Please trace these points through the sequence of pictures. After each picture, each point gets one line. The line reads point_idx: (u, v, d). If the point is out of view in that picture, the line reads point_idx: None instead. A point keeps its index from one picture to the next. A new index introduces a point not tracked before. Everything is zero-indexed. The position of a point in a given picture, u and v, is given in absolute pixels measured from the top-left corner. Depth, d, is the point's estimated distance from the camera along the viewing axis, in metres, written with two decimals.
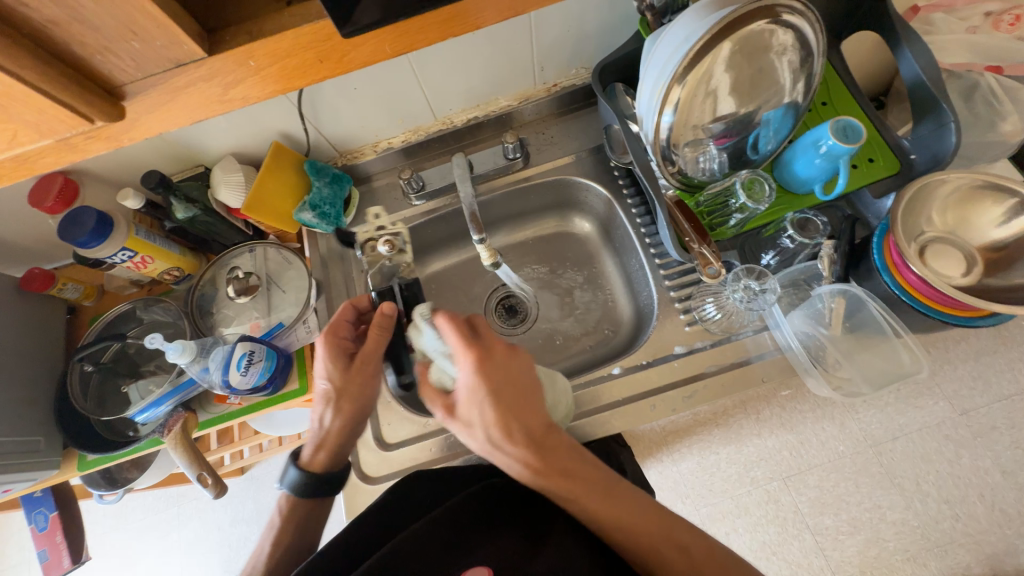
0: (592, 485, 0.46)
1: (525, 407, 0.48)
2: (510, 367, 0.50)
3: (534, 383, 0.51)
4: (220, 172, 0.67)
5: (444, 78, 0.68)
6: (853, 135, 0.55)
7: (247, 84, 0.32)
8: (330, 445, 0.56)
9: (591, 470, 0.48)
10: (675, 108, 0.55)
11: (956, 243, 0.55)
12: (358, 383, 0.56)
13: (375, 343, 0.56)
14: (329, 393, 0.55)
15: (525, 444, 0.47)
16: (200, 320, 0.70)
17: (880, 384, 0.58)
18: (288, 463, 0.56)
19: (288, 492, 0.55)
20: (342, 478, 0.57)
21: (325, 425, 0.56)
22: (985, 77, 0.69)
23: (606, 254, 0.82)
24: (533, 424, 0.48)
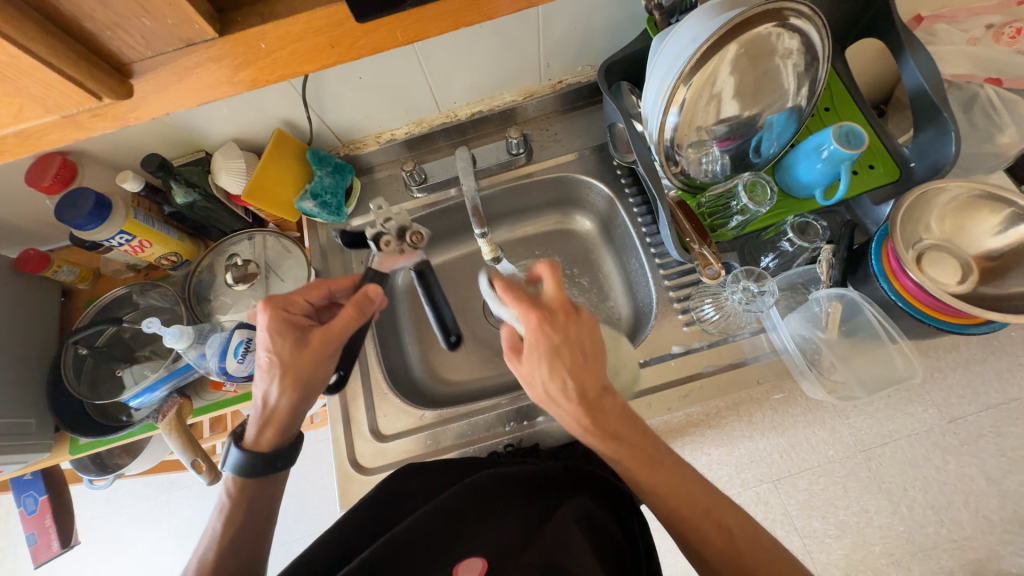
0: (635, 452, 0.47)
1: (578, 366, 0.47)
2: (573, 327, 0.48)
3: (592, 346, 0.48)
4: (221, 158, 0.66)
5: (450, 69, 0.67)
6: (855, 142, 0.56)
7: (256, 67, 0.31)
8: (276, 423, 0.54)
9: (638, 435, 0.48)
10: (680, 108, 0.55)
11: (952, 251, 0.56)
12: (308, 361, 0.53)
13: (342, 322, 0.54)
14: (274, 370, 0.52)
15: (574, 397, 0.47)
16: (197, 306, 0.70)
17: (874, 388, 0.59)
18: (230, 443, 0.54)
19: (233, 474, 0.53)
20: (290, 457, 0.55)
21: (270, 402, 0.53)
22: (985, 89, 0.70)
23: (606, 254, 0.82)
24: (584, 382, 0.47)
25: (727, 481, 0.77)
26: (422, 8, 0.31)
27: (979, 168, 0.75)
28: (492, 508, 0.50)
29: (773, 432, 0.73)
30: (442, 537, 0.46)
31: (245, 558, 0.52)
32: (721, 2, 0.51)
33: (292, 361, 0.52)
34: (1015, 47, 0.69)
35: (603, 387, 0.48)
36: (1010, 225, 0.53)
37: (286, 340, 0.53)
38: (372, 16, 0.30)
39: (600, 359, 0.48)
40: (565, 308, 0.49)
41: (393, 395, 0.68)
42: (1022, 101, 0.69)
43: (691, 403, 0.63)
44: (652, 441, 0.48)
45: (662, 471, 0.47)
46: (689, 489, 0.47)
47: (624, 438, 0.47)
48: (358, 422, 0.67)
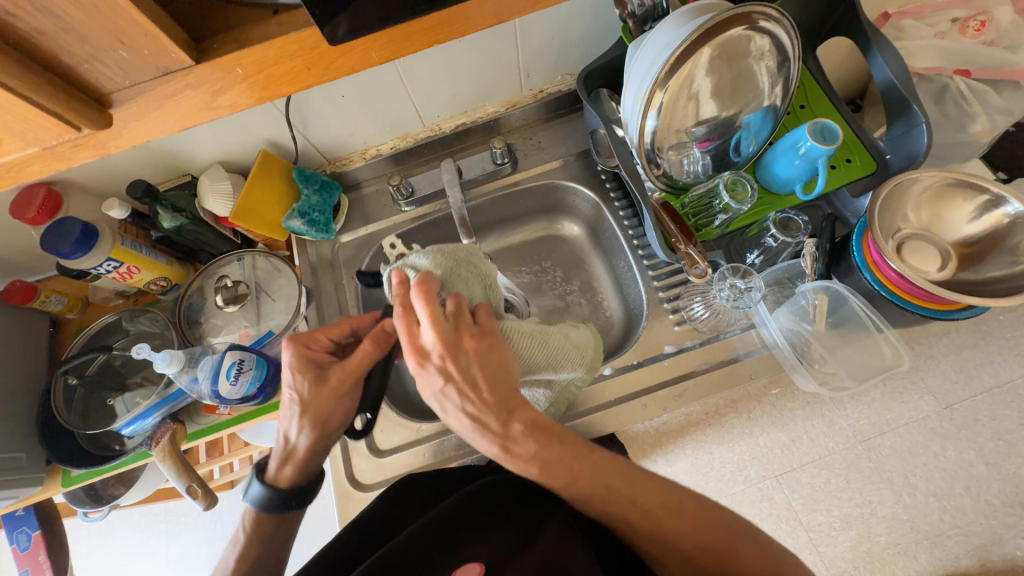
0: (555, 465, 0.44)
1: (471, 401, 0.44)
2: (457, 358, 0.44)
3: (487, 376, 0.44)
4: (208, 180, 0.67)
5: (432, 83, 0.68)
6: (829, 137, 0.57)
7: (235, 92, 0.32)
8: (296, 459, 0.53)
9: (558, 451, 0.44)
10: (658, 111, 0.56)
11: (930, 238, 0.57)
12: (327, 399, 0.52)
13: (360, 359, 0.52)
14: (296, 409, 0.52)
15: (474, 431, 0.44)
16: (188, 330, 0.70)
17: (863, 377, 0.60)
18: (252, 478, 0.54)
19: (252, 509, 0.53)
20: (310, 492, 0.55)
21: (291, 439, 0.53)
22: (954, 80, 0.72)
23: (595, 258, 0.83)
24: (482, 414, 0.44)
25: (729, 479, 0.77)
26: (393, 24, 0.32)
27: (955, 157, 0.77)
28: (492, 515, 0.50)
29: (772, 427, 0.74)
30: (439, 543, 0.46)
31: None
32: (692, 8, 0.53)
33: (312, 401, 0.52)
34: (981, 39, 0.71)
35: (510, 410, 0.44)
36: (984, 211, 0.54)
37: (306, 378, 0.52)
38: (343, 36, 0.31)
39: (498, 388, 0.44)
40: (444, 343, 0.44)
41: (389, 409, 0.67)
42: (990, 91, 0.71)
43: (686, 402, 0.64)
44: (572, 444, 0.45)
45: (586, 471, 0.44)
46: (614, 477, 0.45)
47: (549, 461, 0.44)
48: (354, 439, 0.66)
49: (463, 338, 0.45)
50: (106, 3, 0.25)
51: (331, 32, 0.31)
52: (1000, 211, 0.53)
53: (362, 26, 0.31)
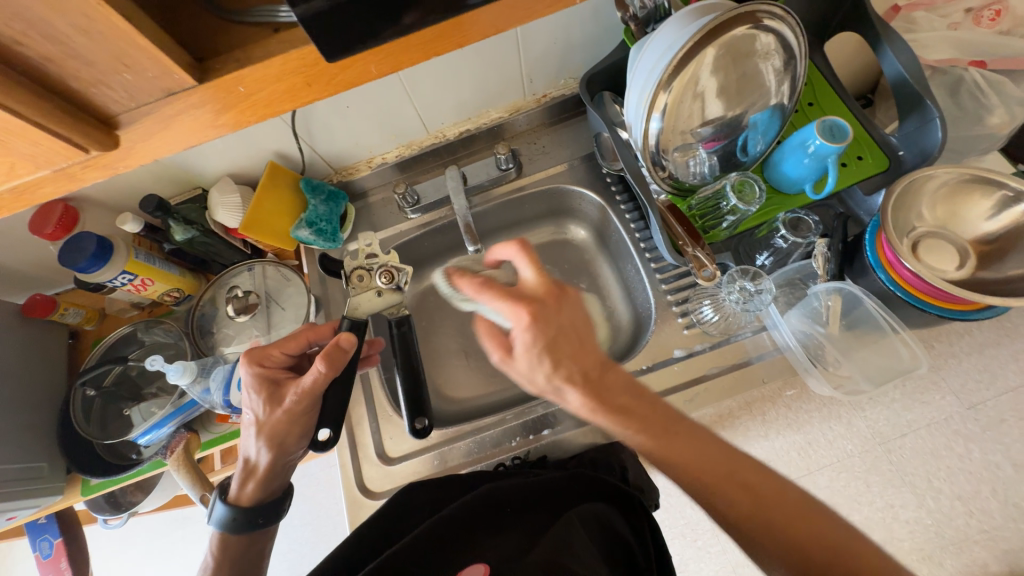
0: (647, 425, 0.44)
1: (577, 353, 0.45)
2: (562, 308, 0.46)
3: (584, 324, 0.47)
4: (217, 194, 0.68)
5: (437, 91, 0.69)
6: (839, 135, 0.57)
7: (236, 110, 0.33)
8: (257, 477, 0.54)
9: (649, 408, 0.45)
10: (662, 113, 0.56)
11: (948, 237, 0.55)
12: (282, 419, 0.52)
13: (310, 378, 0.52)
14: (256, 430, 0.53)
15: (579, 384, 0.44)
16: (200, 340, 0.71)
17: (880, 380, 0.58)
18: (215, 498, 0.55)
19: (217, 530, 0.54)
20: (275, 511, 0.55)
21: (254, 458, 0.53)
22: (969, 72, 0.70)
23: (602, 261, 0.82)
24: (586, 365, 0.45)
25: None
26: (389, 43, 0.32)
27: (972, 150, 0.75)
28: (500, 517, 0.50)
29: (788, 430, 0.73)
30: (447, 542, 0.47)
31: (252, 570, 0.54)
32: (695, 10, 0.53)
33: (272, 422, 0.52)
34: (996, 28, 0.70)
35: (606, 361, 0.46)
36: (1002, 208, 0.52)
37: (263, 398, 0.53)
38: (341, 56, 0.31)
39: (594, 340, 0.46)
40: (551, 291, 0.47)
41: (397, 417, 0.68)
42: (1007, 82, 0.69)
43: (698, 406, 0.63)
44: (664, 409, 0.45)
45: (680, 439, 0.43)
46: (715, 454, 0.43)
47: (643, 418, 0.44)
48: (364, 446, 0.66)
49: (561, 290, 0.47)
50: (109, 29, 0.26)
51: (326, 51, 0.30)
52: (1018, 208, 0.51)
53: (361, 46, 0.31)
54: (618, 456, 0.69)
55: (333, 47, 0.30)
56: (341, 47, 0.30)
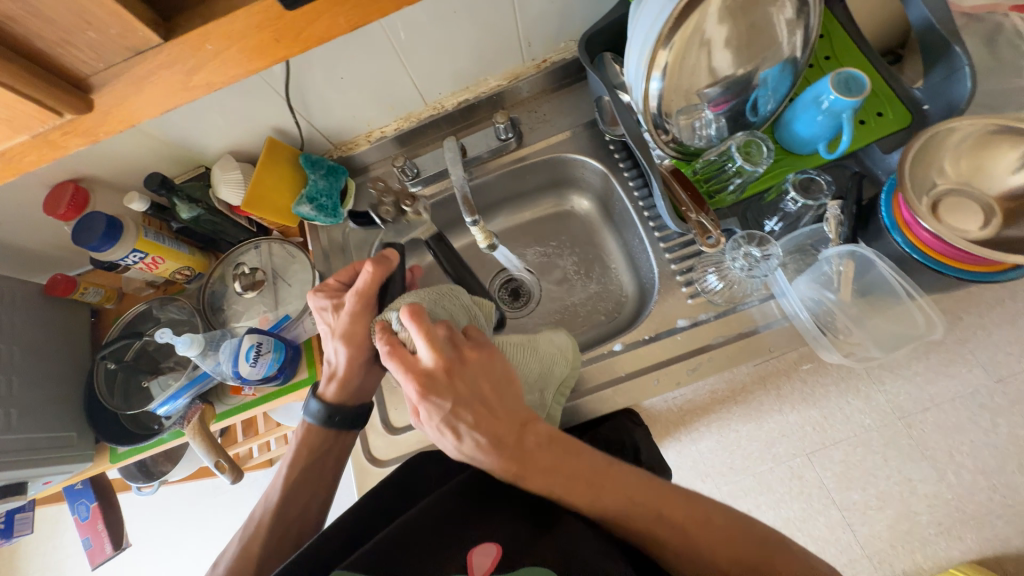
0: (573, 479, 0.45)
1: (483, 418, 0.46)
2: (461, 376, 0.46)
3: (494, 389, 0.47)
4: (219, 171, 0.69)
5: (431, 59, 0.67)
6: (856, 88, 0.53)
7: (208, 70, 0.32)
8: (340, 377, 0.60)
9: (576, 464, 0.46)
10: (663, 72, 0.54)
11: (972, 194, 0.51)
12: (351, 323, 0.58)
13: (368, 282, 0.57)
14: (331, 335, 0.60)
15: (492, 450, 0.45)
16: (212, 316, 0.74)
17: (892, 346, 0.56)
18: (309, 397, 0.62)
19: (310, 421, 0.61)
20: (359, 408, 0.61)
21: (335, 359, 0.60)
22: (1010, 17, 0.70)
23: (606, 232, 0.80)
24: (498, 433, 0.46)
25: (757, 458, 0.75)
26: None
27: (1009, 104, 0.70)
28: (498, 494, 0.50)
29: (803, 405, 0.72)
30: (457, 513, 0.47)
31: (313, 490, 0.61)
32: None
33: (343, 334, 0.58)
34: None
35: (522, 424, 0.47)
36: None
37: (331, 310, 0.60)
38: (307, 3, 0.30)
39: (509, 401, 0.48)
40: (446, 363, 0.45)
41: (401, 388, 0.69)
42: None
43: (701, 377, 0.62)
44: (590, 459, 0.47)
45: (604, 488, 0.45)
46: (671, 499, 0.45)
47: (569, 474, 0.45)
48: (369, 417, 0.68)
49: (464, 355, 0.47)
50: None
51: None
52: None
53: None
54: (630, 434, 0.65)
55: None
56: None
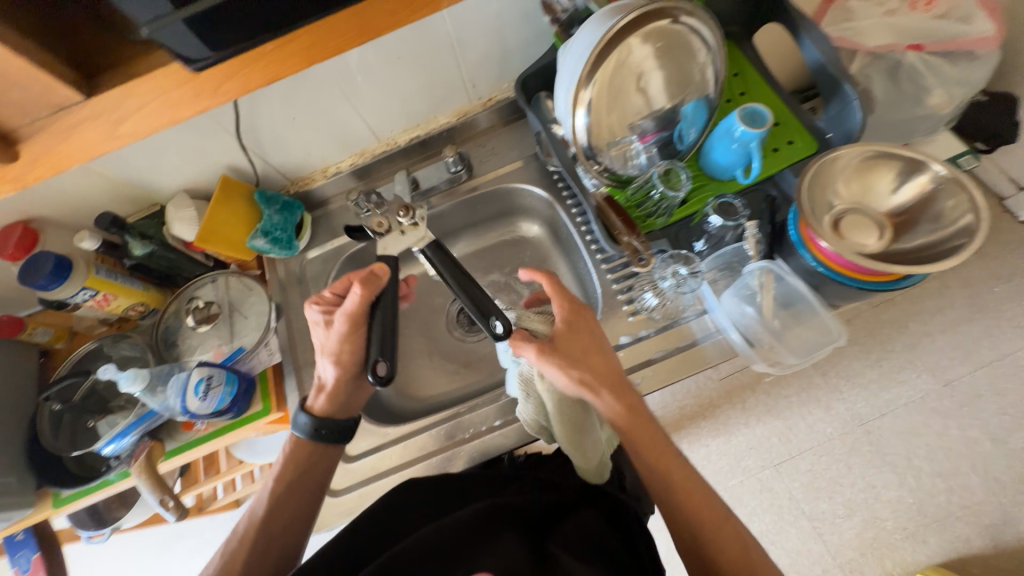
0: (650, 443, 0.53)
1: (592, 355, 0.55)
2: (580, 321, 0.57)
3: (595, 346, 0.56)
4: (173, 209, 0.70)
5: (380, 100, 0.72)
6: (759, 120, 0.60)
7: (131, 121, 0.38)
8: (328, 389, 0.61)
9: (645, 431, 0.53)
10: (587, 109, 0.58)
11: (866, 212, 0.56)
12: (341, 340, 0.59)
13: (358, 300, 0.58)
14: (322, 351, 0.61)
15: (596, 386, 0.54)
16: (165, 352, 0.74)
17: (809, 353, 0.61)
18: (298, 409, 0.62)
19: (296, 434, 0.61)
20: (344, 424, 0.62)
21: (324, 372, 0.61)
22: (907, 55, 0.83)
23: (557, 256, 0.84)
24: (600, 373, 0.54)
25: (727, 471, 0.79)
26: (264, 48, 0.38)
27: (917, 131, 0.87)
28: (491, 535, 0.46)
29: (767, 416, 0.76)
30: (462, 542, 0.45)
31: (299, 510, 0.59)
32: (608, 12, 0.56)
33: (330, 347, 0.60)
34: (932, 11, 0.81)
35: (618, 380, 0.55)
36: (905, 181, 0.55)
37: (322, 328, 0.61)
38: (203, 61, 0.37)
39: (607, 353, 0.56)
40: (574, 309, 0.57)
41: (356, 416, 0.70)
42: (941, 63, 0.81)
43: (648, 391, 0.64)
44: (656, 433, 0.54)
45: (670, 458, 0.53)
46: (692, 488, 0.52)
47: (635, 435, 0.53)
48: None
49: (581, 309, 0.57)
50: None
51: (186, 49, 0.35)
52: (918, 179, 0.54)
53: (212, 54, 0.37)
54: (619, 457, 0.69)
55: (199, 46, 0.35)
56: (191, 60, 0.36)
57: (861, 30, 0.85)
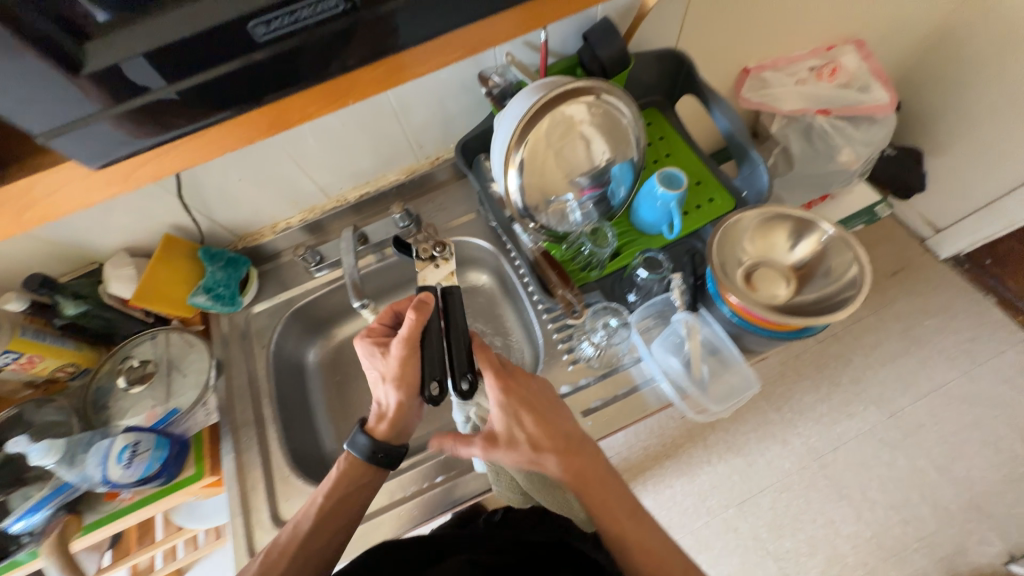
0: (608, 503, 0.56)
1: (540, 424, 0.56)
2: (523, 387, 0.58)
3: (545, 411, 0.57)
4: (110, 267, 0.70)
5: (326, 161, 0.75)
6: (676, 182, 0.65)
7: (37, 207, 0.38)
8: (390, 417, 0.60)
9: (603, 491, 0.56)
10: (518, 171, 0.62)
11: (770, 267, 0.62)
12: (404, 366, 0.58)
13: (413, 326, 0.57)
14: (382, 378, 0.60)
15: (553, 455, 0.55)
16: (93, 415, 0.70)
17: (726, 401, 0.67)
18: (356, 429, 0.60)
19: (352, 453, 0.59)
20: (400, 453, 0.60)
21: (386, 398, 0.60)
22: (817, 119, 1.05)
23: (506, 305, 0.87)
24: (554, 441, 0.56)
25: None
26: (176, 140, 0.38)
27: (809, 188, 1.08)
28: None
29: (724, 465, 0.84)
30: None
31: (339, 527, 0.57)
32: (535, 87, 0.61)
33: (393, 372, 0.58)
34: (834, 81, 1.00)
35: (576, 438, 0.58)
36: (799, 241, 0.61)
37: (380, 356, 0.61)
38: (108, 159, 0.37)
39: (560, 416, 0.58)
40: (511, 377, 0.58)
41: (295, 478, 0.69)
42: (845, 127, 1.05)
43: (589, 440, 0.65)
44: (619, 490, 0.57)
45: (631, 520, 0.55)
46: (653, 543, 0.55)
47: (595, 489, 0.56)
48: (257, 512, 0.67)
49: (516, 373, 0.58)
50: None
51: (88, 153, 0.36)
52: (810, 239, 0.60)
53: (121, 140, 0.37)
54: None
55: (95, 149, 0.36)
56: (104, 152, 0.37)
57: (778, 96, 1.01)
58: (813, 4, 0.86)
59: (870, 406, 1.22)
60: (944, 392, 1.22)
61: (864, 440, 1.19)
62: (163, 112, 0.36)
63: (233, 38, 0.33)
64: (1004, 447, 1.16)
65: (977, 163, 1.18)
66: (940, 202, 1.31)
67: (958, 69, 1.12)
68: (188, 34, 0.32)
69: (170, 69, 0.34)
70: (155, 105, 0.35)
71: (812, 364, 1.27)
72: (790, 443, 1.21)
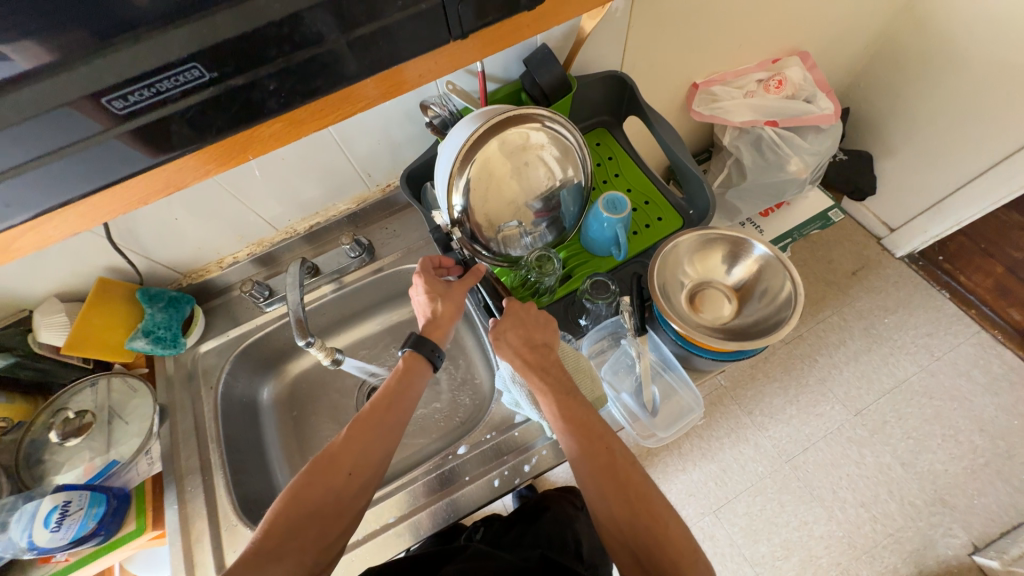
0: (560, 387, 0.56)
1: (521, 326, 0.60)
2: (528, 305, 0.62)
3: (540, 322, 0.61)
4: (39, 316, 0.67)
5: (269, 194, 0.73)
6: (620, 206, 0.66)
7: None
8: (437, 321, 0.62)
9: (556, 380, 0.57)
10: (462, 202, 0.60)
11: (710, 289, 0.63)
12: (457, 291, 0.64)
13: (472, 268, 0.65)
14: (433, 292, 0.63)
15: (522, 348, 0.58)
16: (24, 471, 0.65)
17: (671, 425, 0.68)
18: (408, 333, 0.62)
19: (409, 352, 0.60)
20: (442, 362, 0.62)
21: (434, 308, 0.63)
22: (768, 129, 1.06)
23: (464, 332, 0.86)
24: (532, 339, 0.59)
25: None
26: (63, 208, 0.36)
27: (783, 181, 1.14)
28: None
29: None
30: None
31: (389, 439, 0.56)
32: (472, 117, 0.60)
33: (442, 291, 0.63)
34: (781, 92, 1.02)
35: (539, 341, 0.59)
36: (735, 263, 0.63)
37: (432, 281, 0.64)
38: None
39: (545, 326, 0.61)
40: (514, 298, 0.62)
41: (242, 526, 0.66)
42: (792, 136, 1.07)
43: (542, 468, 0.67)
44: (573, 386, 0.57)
45: (578, 404, 0.55)
46: (595, 429, 0.53)
47: (551, 374, 0.57)
48: (202, 565, 0.64)
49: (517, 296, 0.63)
50: None
51: None
52: (745, 262, 0.62)
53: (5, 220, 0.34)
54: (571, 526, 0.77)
55: None
56: None
57: (728, 109, 1.02)
58: (752, 21, 0.87)
59: (837, 405, 1.25)
60: (904, 388, 1.25)
61: (832, 439, 1.22)
62: (22, 193, 0.33)
63: (99, 114, 0.31)
64: (964, 440, 1.19)
65: (923, 166, 1.22)
66: (892, 203, 1.35)
67: (899, 77, 1.15)
68: (31, 118, 0.29)
69: (22, 153, 0.31)
70: (17, 183, 0.32)
71: (778, 366, 1.29)
72: (760, 446, 1.23)
